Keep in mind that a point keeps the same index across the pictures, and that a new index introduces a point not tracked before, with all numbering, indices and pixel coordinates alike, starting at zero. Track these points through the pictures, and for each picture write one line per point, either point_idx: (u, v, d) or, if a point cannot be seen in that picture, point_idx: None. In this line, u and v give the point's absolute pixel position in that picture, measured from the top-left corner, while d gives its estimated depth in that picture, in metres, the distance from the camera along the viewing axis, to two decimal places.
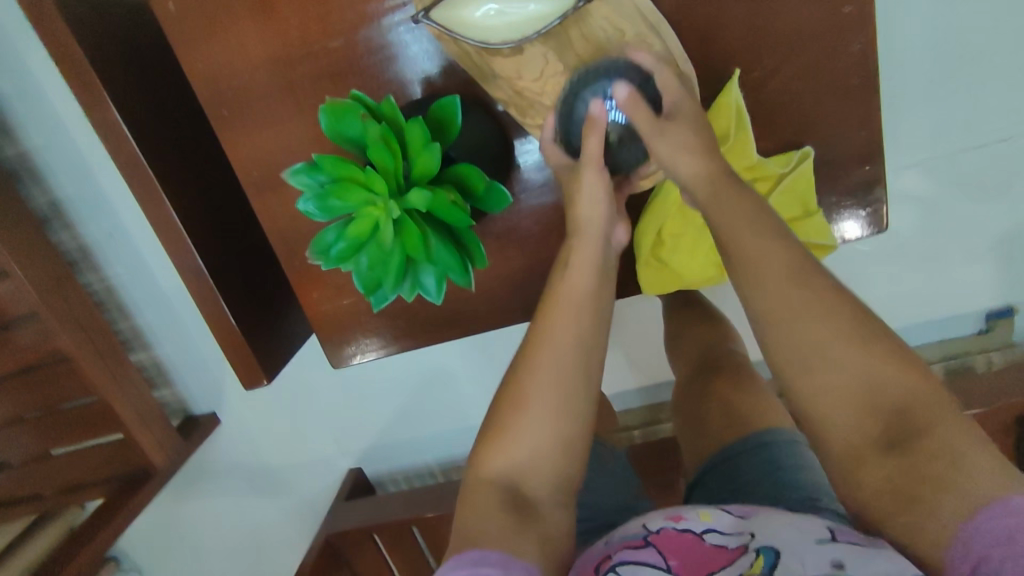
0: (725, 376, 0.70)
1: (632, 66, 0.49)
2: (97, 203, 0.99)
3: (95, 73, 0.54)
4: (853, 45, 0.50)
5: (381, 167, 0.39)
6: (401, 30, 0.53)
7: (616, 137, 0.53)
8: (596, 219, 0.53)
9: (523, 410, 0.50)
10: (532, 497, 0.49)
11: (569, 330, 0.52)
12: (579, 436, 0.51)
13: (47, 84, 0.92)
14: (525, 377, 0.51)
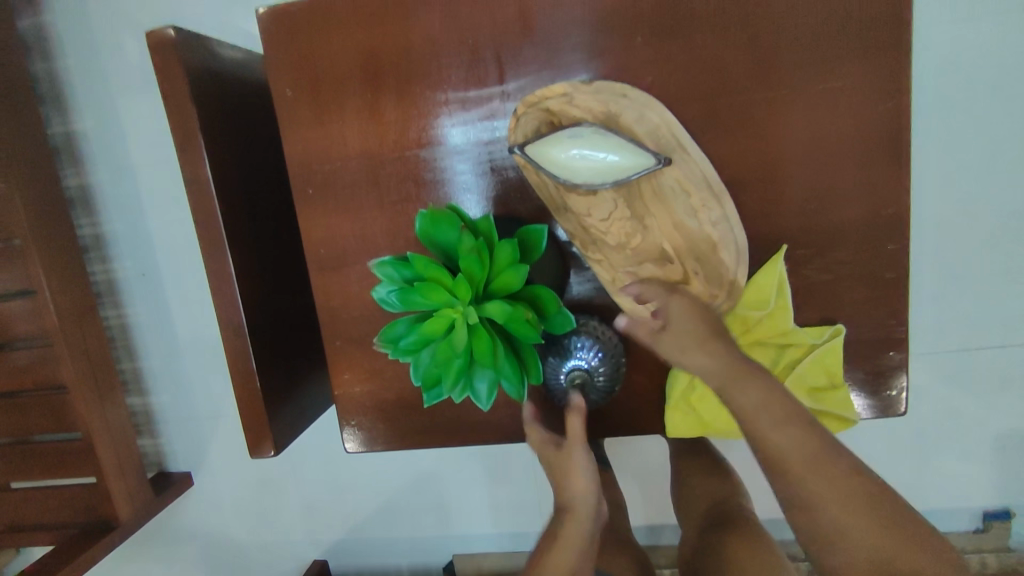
0: (735, 531, 0.68)
1: (593, 324, 0.57)
2: (138, 243, 1.02)
3: (202, 136, 0.59)
4: (890, 245, 0.55)
5: (468, 275, 0.42)
6: (461, 152, 0.59)
7: (579, 380, 0.56)
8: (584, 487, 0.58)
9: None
10: None
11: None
12: None
13: (128, 128, 0.98)
14: None
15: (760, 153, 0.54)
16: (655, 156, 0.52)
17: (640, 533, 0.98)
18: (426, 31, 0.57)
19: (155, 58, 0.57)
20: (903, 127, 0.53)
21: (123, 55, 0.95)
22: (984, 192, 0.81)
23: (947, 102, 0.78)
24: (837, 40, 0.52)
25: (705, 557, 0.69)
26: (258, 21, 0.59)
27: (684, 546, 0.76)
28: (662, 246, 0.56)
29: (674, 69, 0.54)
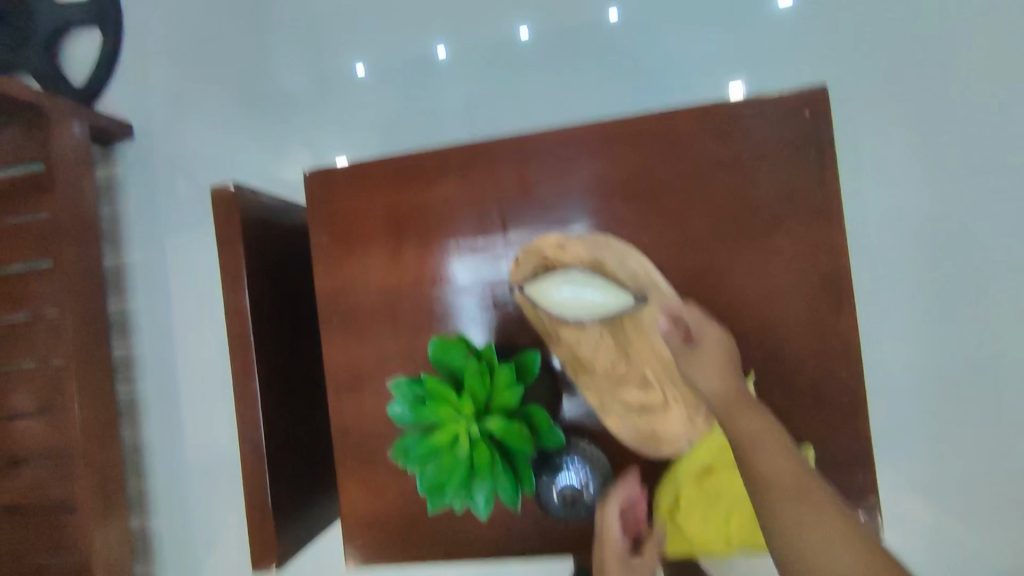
0: None
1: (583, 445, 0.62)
2: (164, 365, 1.10)
3: (247, 271, 0.70)
4: (845, 375, 0.62)
5: (471, 393, 0.49)
6: (469, 290, 0.68)
7: (570, 496, 0.60)
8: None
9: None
10: None
11: None
12: None
13: (171, 262, 1.09)
14: None
15: (723, 293, 0.64)
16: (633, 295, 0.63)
17: None
18: (443, 190, 0.69)
19: (216, 209, 0.69)
20: (842, 275, 0.62)
21: (178, 201, 1.10)
22: (945, 331, 0.87)
23: (894, 252, 0.88)
24: (779, 203, 0.63)
25: None
26: (304, 181, 0.71)
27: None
28: (644, 372, 0.63)
29: (647, 225, 0.65)
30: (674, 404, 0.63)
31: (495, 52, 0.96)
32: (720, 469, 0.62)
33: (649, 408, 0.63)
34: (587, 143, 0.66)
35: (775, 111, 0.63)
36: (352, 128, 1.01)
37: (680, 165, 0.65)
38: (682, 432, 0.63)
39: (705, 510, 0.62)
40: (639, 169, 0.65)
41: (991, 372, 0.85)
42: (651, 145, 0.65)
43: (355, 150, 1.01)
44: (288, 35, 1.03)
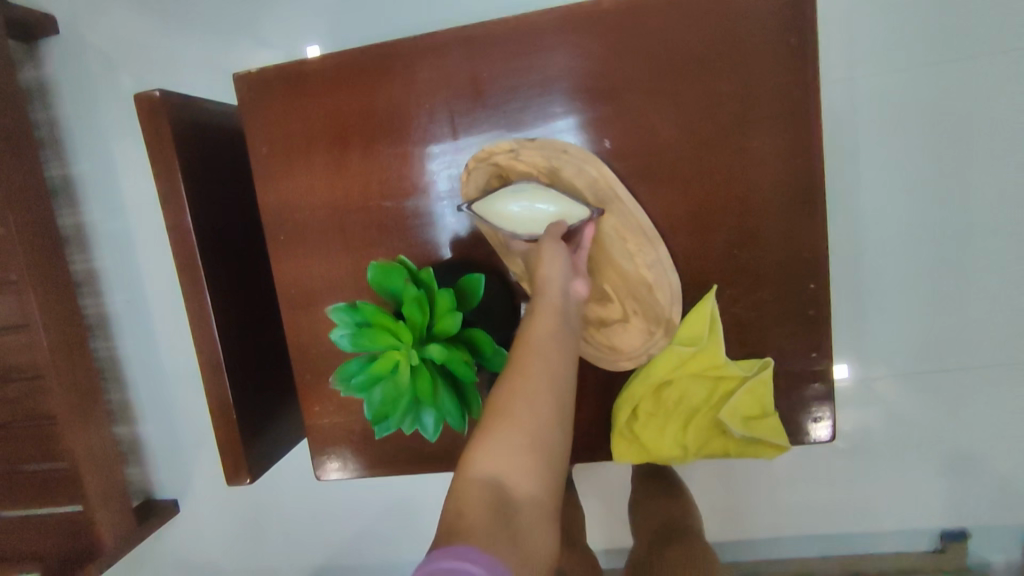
0: (680, 542, 0.74)
1: None
2: (128, 278, 1.07)
3: (182, 187, 0.65)
4: (810, 285, 0.61)
5: (410, 320, 0.47)
6: (444, 202, 0.64)
7: None
8: (540, 373, 0.46)
9: (503, 503, 0.40)
10: (511, 498, 0.41)
11: (527, 417, 0.44)
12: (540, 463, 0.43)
13: (120, 170, 1.03)
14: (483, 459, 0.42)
15: (686, 201, 0.60)
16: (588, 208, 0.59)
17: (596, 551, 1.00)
18: (389, 93, 0.63)
19: (143, 118, 0.63)
20: (814, 180, 0.59)
21: (117, 104, 1.01)
22: (922, 228, 0.85)
23: (876, 147, 0.84)
24: (751, 101, 0.58)
25: (650, 564, 0.72)
26: (235, 85, 0.65)
27: (632, 557, 0.79)
28: (602, 282, 0.62)
29: (609, 127, 0.60)
30: (634, 315, 0.62)
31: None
32: (679, 379, 0.62)
33: (607, 322, 0.62)
34: (543, 35, 0.59)
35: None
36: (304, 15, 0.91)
37: (647, 58, 0.58)
38: (641, 343, 0.63)
39: (662, 418, 0.63)
40: (599, 65, 0.59)
41: (961, 268, 0.86)
42: (613, 36, 0.58)
43: (307, 42, 0.92)
44: None
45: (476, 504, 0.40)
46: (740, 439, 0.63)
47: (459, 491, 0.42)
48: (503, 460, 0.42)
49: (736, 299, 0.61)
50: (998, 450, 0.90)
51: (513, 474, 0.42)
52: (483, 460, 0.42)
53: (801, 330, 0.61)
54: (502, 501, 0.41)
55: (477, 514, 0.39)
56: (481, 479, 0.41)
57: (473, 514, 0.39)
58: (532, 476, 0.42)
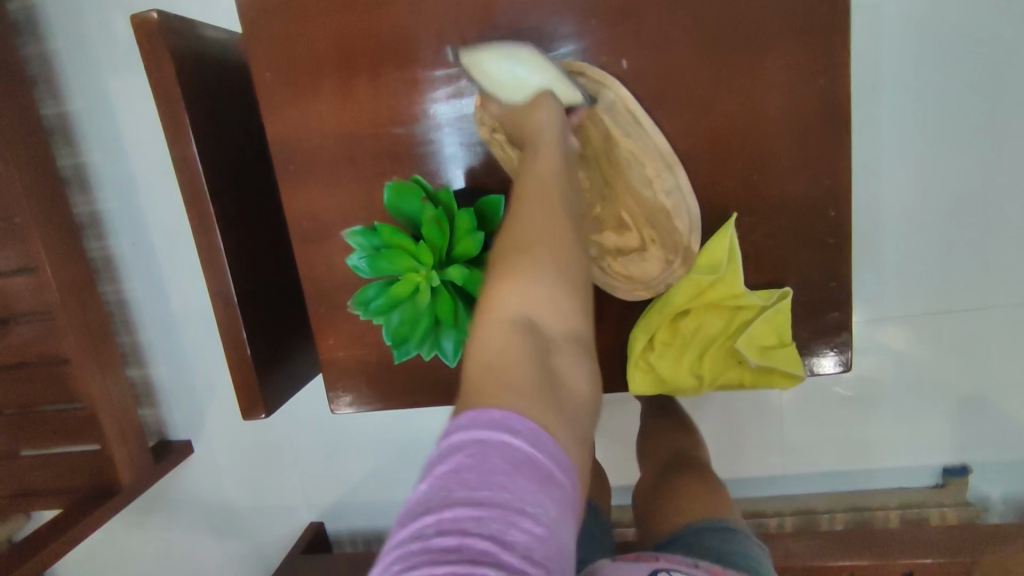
0: (688, 472, 0.74)
1: None
2: (132, 220, 1.06)
3: (187, 116, 0.63)
4: (832, 213, 0.59)
5: (429, 242, 0.47)
6: (448, 129, 0.62)
7: None
8: (545, 216, 0.47)
9: (536, 344, 0.41)
10: (542, 337, 0.42)
11: (542, 257, 0.44)
12: (564, 298, 0.44)
13: (119, 108, 1.01)
14: (505, 302, 0.43)
15: (706, 126, 0.58)
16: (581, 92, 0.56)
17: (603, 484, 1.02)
18: (398, 14, 0.60)
19: (142, 41, 0.61)
20: (839, 103, 0.57)
21: (111, 37, 0.98)
22: (942, 162, 0.83)
23: (900, 77, 0.81)
24: (778, 19, 0.55)
25: (656, 492, 0.73)
26: (236, 6, 0.61)
27: (640, 485, 0.79)
28: (620, 209, 0.61)
29: (629, 47, 0.57)
30: (652, 244, 0.61)
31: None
32: (696, 309, 0.62)
33: (625, 251, 0.62)
34: None
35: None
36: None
37: None
38: (658, 272, 0.61)
39: (678, 349, 0.63)
40: None
41: (978, 203, 0.84)
42: None
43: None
44: None
45: (511, 347, 0.40)
46: (755, 369, 0.63)
47: (485, 343, 0.41)
48: (528, 305, 0.43)
49: (756, 227, 0.60)
50: (1005, 385, 0.91)
51: (542, 315, 0.43)
52: (508, 306, 0.42)
53: (820, 259, 0.61)
54: (536, 338, 0.42)
55: (515, 356, 0.40)
56: (511, 323, 0.42)
57: (505, 357, 0.40)
58: (561, 314, 0.43)
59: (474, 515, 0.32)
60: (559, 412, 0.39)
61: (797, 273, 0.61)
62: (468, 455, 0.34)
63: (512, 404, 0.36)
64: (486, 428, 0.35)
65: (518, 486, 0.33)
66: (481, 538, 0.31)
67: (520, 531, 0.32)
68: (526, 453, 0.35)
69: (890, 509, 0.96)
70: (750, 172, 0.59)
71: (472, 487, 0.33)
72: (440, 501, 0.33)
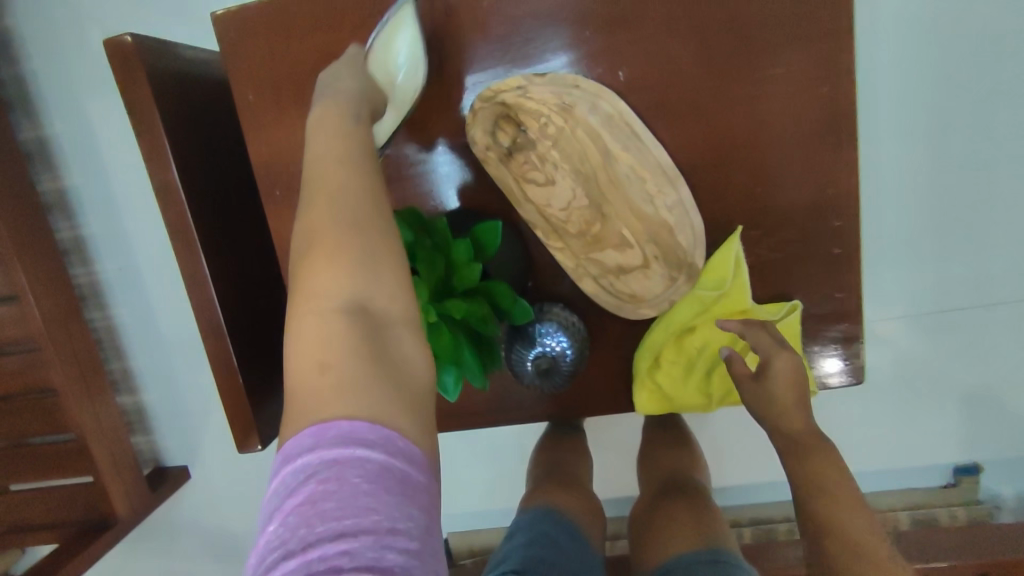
0: (682, 494, 0.71)
1: (559, 315, 0.56)
2: (117, 243, 1.03)
3: (166, 141, 0.60)
4: (838, 223, 0.57)
5: (427, 276, 0.45)
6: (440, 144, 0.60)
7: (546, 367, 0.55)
8: (343, 180, 0.41)
9: (358, 326, 0.36)
10: (365, 316, 0.37)
11: (333, 226, 0.39)
12: (377, 260, 0.38)
13: (99, 129, 0.98)
14: (314, 289, 0.37)
15: (706, 138, 0.56)
16: (518, 77, 0.54)
17: (603, 497, 1.00)
18: None
19: (116, 65, 0.58)
20: (843, 108, 0.55)
21: (88, 57, 0.95)
22: (944, 157, 0.82)
23: (899, 73, 0.79)
24: (779, 24, 0.53)
25: (650, 515, 0.71)
26: (213, 25, 0.59)
27: (636, 508, 0.77)
28: (621, 225, 0.57)
29: (624, 58, 0.55)
30: (655, 260, 0.58)
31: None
32: (702, 325, 0.60)
33: (626, 269, 0.58)
34: None
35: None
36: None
37: None
38: (662, 289, 0.59)
39: (683, 366, 0.61)
40: None
41: (979, 199, 0.83)
42: None
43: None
44: None
45: (328, 341, 0.35)
46: None
47: (297, 340, 0.37)
48: (344, 290, 0.37)
49: (761, 240, 0.59)
50: (1012, 382, 0.89)
51: (367, 296, 0.37)
52: (325, 297, 0.37)
53: (827, 270, 0.59)
54: (361, 317, 0.36)
55: (334, 351, 0.35)
56: (331, 315, 0.36)
57: (322, 354, 0.35)
58: (386, 283, 0.38)
59: (343, 548, 0.29)
60: (401, 393, 0.35)
61: (803, 284, 0.59)
62: (321, 484, 0.30)
63: (358, 412, 0.33)
64: (334, 447, 0.31)
65: (379, 503, 0.30)
66: (358, 572, 0.28)
67: (394, 553, 0.29)
68: (382, 462, 0.31)
69: (901, 511, 0.94)
70: (753, 184, 0.57)
71: (335, 518, 0.29)
72: (301, 541, 0.29)
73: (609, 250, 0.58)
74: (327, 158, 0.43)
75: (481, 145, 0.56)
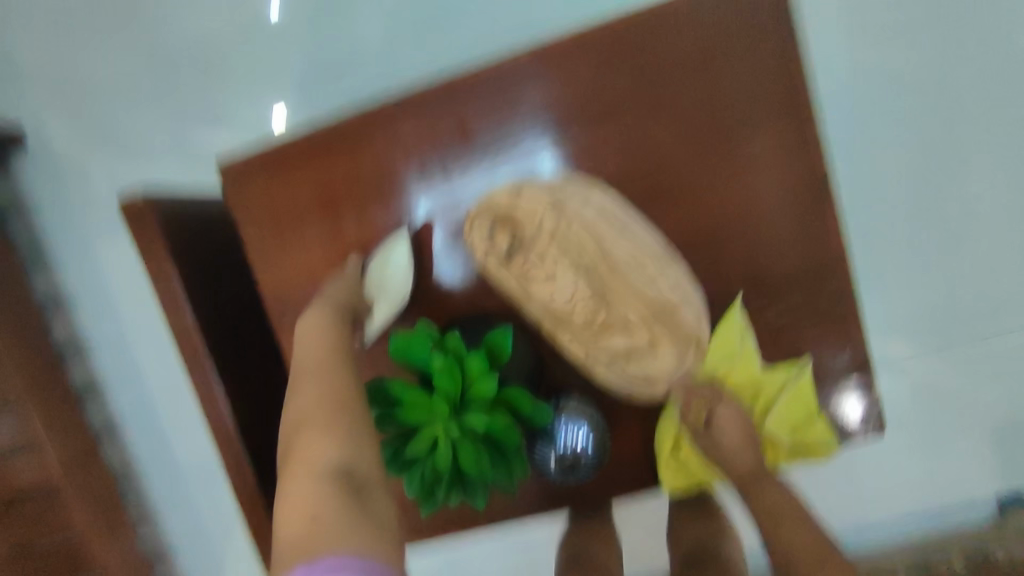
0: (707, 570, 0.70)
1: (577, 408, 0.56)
2: (130, 377, 1.04)
3: (179, 282, 0.63)
4: (836, 281, 0.59)
5: (443, 392, 0.46)
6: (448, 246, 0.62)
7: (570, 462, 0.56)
8: (325, 360, 0.48)
9: (341, 476, 0.40)
10: (347, 469, 0.40)
11: (317, 399, 0.45)
12: (356, 422, 0.43)
13: (108, 270, 1.02)
14: (302, 452, 0.42)
15: (694, 218, 0.59)
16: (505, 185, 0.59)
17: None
18: (378, 157, 0.61)
19: (129, 219, 0.61)
20: (821, 177, 0.58)
21: (97, 206, 1.00)
22: (922, 195, 0.85)
23: (867, 126, 0.84)
24: (748, 109, 0.57)
25: None
26: (220, 174, 0.63)
27: None
28: (628, 313, 0.58)
29: (608, 156, 0.59)
30: (663, 341, 0.58)
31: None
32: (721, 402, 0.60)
33: (637, 352, 0.59)
34: (528, 76, 0.59)
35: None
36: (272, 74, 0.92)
37: (637, 78, 0.58)
38: (673, 367, 0.59)
39: None
40: (587, 95, 0.58)
41: (964, 233, 0.86)
42: (599, 65, 0.58)
43: (280, 96, 0.93)
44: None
45: (314, 492, 0.39)
46: (791, 451, 0.61)
47: (283, 500, 0.40)
48: (329, 448, 0.41)
49: (764, 307, 0.60)
50: None
51: (350, 453, 0.41)
52: (312, 457, 0.41)
53: (833, 327, 0.60)
54: (343, 469, 0.40)
55: (319, 500, 0.38)
56: (316, 471, 0.40)
57: (307, 504, 0.38)
58: (366, 441, 0.43)
59: None
60: (380, 535, 0.37)
61: (812, 344, 0.61)
62: None
63: (339, 546, 0.35)
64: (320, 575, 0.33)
65: None
66: None
67: None
68: None
69: (953, 555, 0.90)
70: (748, 255, 0.59)
71: None
72: None
73: (613, 337, 0.58)
74: (311, 346, 0.50)
75: (481, 249, 0.58)
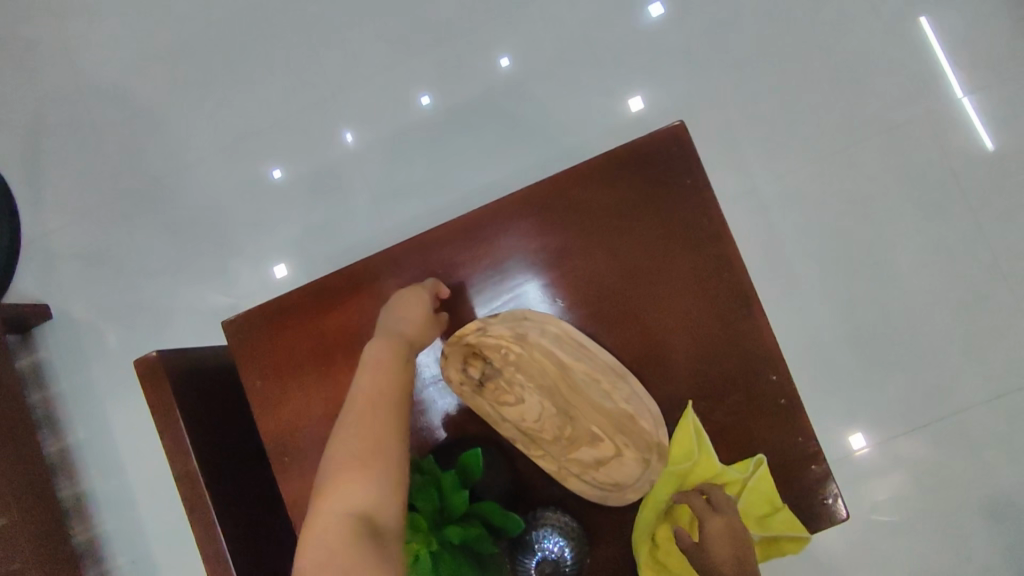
0: None
1: (554, 519, 0.61)
2: (131, 535, 1.06)
3: (187, 431, 0.69)
4: (774, 377, 0.66)
5: (424, 509, 0.52)
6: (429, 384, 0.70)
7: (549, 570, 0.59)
8: (378, 409, 0.56)
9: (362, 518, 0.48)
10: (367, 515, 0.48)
11: (360, 439, 0.54)
12: (387, 478, 0.51)
13: (117, 429, 1.07)
14: (337, 481, 0.51)
15: (642, 334, 0.68)
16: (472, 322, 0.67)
17: None
18: (363, 306, 0.71)
19: (145, 378, 0.69)
20: (744, 287, 0.67)
21: (111, 370, 1.08)
22: (853, 292, 0.96)
23: (789, 239, 0.97)
24: (671, 238, 0.68)
25: None
26: (224, 331, 0.72)
27: None
28: (593, 425, 0.64)
29: (559, 288, 0.69)
30: (627, 448, 0.65)
31: (392, 136, 1.05)
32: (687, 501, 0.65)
33: (605, 461, 0.64)
34: (486, 228, 0.71)
35: (654, 145, 0.68)
36: (277, 240, 1.06)
37: (576, 223, 0.69)
38: (640, 473, 0.65)
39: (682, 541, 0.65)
40: (536, 240, 0.70)
41: (897, 322, 0.95)
42: (543, 214, 0.70)
43: (282, 259, 1.06)
44: (195, 183, 1.08)
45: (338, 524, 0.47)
46: (761, 540, 0.65)
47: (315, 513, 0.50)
48: (360, 493, 0.49)
49: (714, 407, 0.67)
50: (1012, 482, 0.91)
51: (373, 503, 0.49)
52: (345, 493, 0.50)
53: (781, 419, 0.66)
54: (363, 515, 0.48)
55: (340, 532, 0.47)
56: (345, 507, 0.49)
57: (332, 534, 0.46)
58: (387, 497, 0.49)
59: None
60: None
61: (764, 437, 0.66)
62: None
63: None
64: None
65: None
66: None
67: None
68: None
69: None
70: (692, 362, 0.67)
71: None
72: None
73: (581, 449, 0.65)
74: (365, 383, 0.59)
75: (456, 381, 0.66)
